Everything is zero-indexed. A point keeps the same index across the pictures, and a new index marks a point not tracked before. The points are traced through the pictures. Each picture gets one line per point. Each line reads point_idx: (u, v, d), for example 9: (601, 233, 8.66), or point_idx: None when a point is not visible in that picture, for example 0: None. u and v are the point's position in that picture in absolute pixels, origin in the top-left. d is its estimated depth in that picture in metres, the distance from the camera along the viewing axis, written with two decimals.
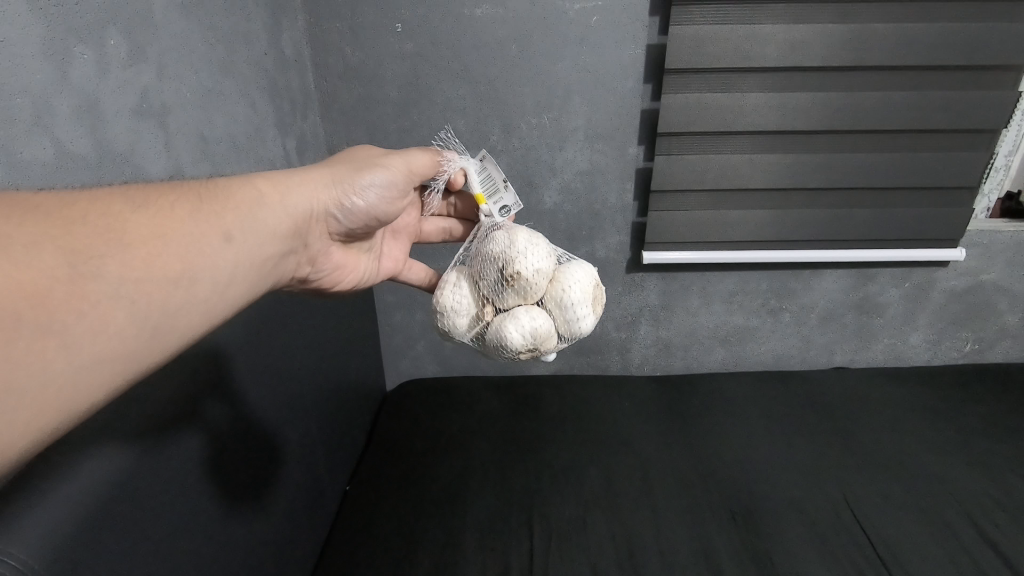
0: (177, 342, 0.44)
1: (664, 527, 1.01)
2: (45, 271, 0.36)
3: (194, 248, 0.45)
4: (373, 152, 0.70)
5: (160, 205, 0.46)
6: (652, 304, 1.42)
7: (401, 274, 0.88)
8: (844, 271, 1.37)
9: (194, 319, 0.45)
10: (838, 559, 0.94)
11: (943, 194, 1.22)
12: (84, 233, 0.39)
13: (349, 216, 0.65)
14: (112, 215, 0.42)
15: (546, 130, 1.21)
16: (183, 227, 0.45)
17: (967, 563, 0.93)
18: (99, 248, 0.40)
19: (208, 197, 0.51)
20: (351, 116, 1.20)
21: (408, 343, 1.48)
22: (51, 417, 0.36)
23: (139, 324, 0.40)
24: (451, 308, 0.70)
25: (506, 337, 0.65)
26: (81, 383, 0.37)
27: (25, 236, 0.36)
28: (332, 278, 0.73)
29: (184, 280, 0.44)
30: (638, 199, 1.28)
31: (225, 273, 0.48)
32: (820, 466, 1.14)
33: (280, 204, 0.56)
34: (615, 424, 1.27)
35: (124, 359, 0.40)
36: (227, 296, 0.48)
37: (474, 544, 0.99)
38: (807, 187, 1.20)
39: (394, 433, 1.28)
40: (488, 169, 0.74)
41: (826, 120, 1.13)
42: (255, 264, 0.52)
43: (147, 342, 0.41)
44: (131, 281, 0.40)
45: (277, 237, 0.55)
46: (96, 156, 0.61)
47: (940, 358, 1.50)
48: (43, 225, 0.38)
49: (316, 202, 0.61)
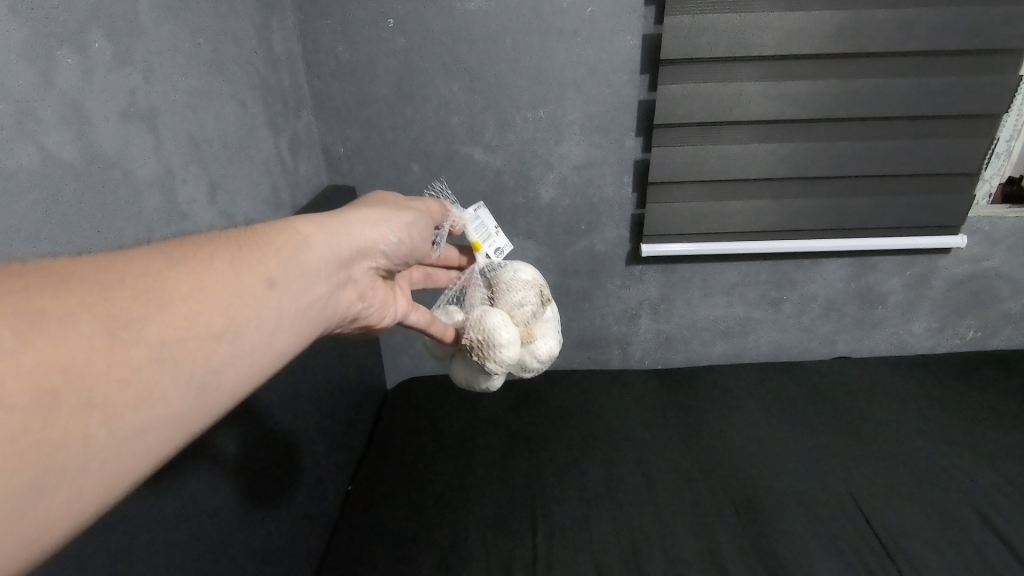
0: (223, 398, 0.42)
1: (669, 522, 1.00)
2: (84, 343, 0.33)
3: (236, 301, 0.43)
4: (400, 195, 0.68)
5: (201, 256, 0.43)
6: (653, 297, 1.41)
7: (407, 319, 0.71)
8: (846, 260, 1.36)
9: (238, 373, 0.43)
10: (844, 551, 0.94)
11: (945, 180, 1.21)
12: (120, 296, 0.37)
13: (395, 252, 0.62)
14: (152, 273, 0.39)
15: (542, 124, 1.20)
16: (225, 279, 0.43)
17: (971, 552, 0.93)
18: (140, 309, 0.37)
19: (249, 241, 0.47)
20: (345, 114, 1.19)
21: (408, 342, 1.48)
22: (91, 495, 0.34)
23: (181, 386, 0.38)
24: (511, 340, 0.74)
25: (553, 349, 0.81)
26: (121, 457, 0.35)
27: (61, 306, 0.34)
28: (378, 314, 0.65)
29: (227, 335, 0.42)
30: (637, 192, 1.27)
31: (269, 324, 0.45)
32: (825, 458, 1.13)
33: (323, 242, 0.53)
34: (618, 419, 1.27)
35: (169, 424, 0.38)
36: (273, 345, 0.46)
37: (479, 543, 0.98)
38: (808, 177, 1.19)
39: (397, 432, 1.27)
40: (481, 217, 0.81)
41: (826, 108, 1.11)
42: (300, 308, 0.49)
43: (193, 404, 0.39)
44: (173, 344, 0.38)
45: (322, 277, 0.52)
46: (85, 161, 0.60)
47: (942, 346, 1.49)
48: (81, 293, 0.35)
49: (364, 241, 0.58)
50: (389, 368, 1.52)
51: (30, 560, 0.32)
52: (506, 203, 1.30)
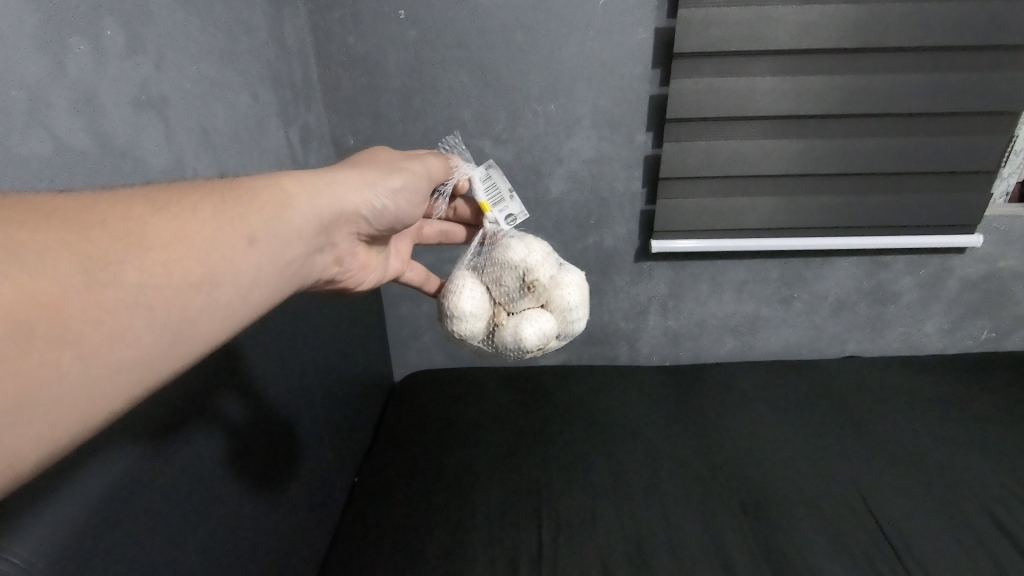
0: (200, 347, 0.43)
1: (675, 519, 1.00)
2: (59, 278, 0.34)
3: (216, 253, 0.43)
4: (393, 155, 0.67)
5: (182, 205, 0.43)
6: (661, 293, 1.40)
7: (400, 275, 0.81)
8: (858, 259, 1.34)
9: (216, 322, 0.43)
10: (853, 552, 0.93)
11: (961, 179, 1.19)
12: (99, 239, 0.37)
13: (378, 217, 0.62)
14: (132, 217, 0.39)
15: (553, 118, 1.19)
16: (206, 229, 0.43)
17: (982, 555, 0.91)
18: (118, 251, 0.37)
19: (234, 195, 0.48)
20: (356, 106, 1.19)
21: (415, 335, 1.48)
22: (64, 424, 0.35)
23: (155, 331, 0.39)
24: (464, 312, 0.72)
25: (524, 339, 0.70)
26: (92, 396, 0.36)
27: (40, 243, 0.35)
28: (357, 278, 0.71)
29: (205, 286, 0.42)
30: (647, 188, 1.26)
31: (249, 278, 0.46)
32: (834, 457, 1.12)
33: (307, 203, 0.53)
34: (625, 415, 1.26)
35: (143, 364, 0.39)
36: (250, 299, 0.46)
37: (484, 538, 0.98)
38: (821, 174, 1.18)
39: (403, 426, 1.27)
40: (492, 178, 0.78)
41: (841, 103, 1.10)
42: (280, 266, 0.50)
43: (166, 349, 0.40)
44: (149, 289, 0.38)
45: (304, 238, 0.52)
46: (97, 149, 0.60)
47: (955, 346, 1.47)
48: (61, 232, 0.36)
49: (346, 204, 0.58)
50: (396, 361, 1.53)
51: (1, 485, 0.33)
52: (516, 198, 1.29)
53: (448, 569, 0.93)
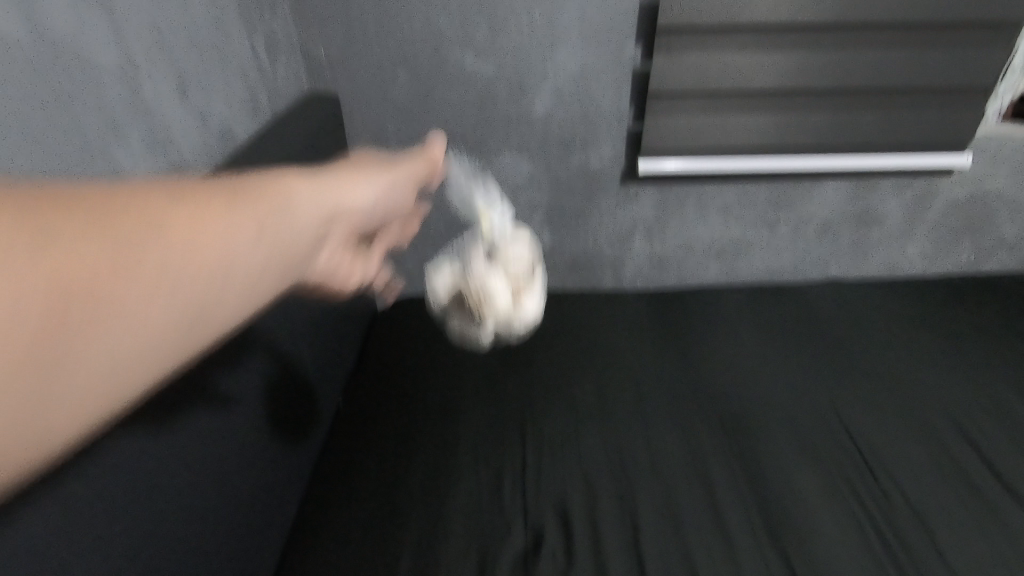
0: (202, 341, 0.37)
1: (657, 435, 1.03)
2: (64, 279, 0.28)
3: (227, 251, 0.37)
4: (380, 155, 0.63)
5: (195, 198, 0.37)
6: (648, 217, 1.38)
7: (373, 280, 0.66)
8: (845, 180, 1.33)
9: (217, 324, 0.38)
10: (830, 466, 0.96)
11: (958, 94, 1.15)
12: (101, 231, 0.31)
13: (372, 216, 0.57)
14: (131, 207, 0.33)
15: (538, 28, 1.12)
16: (220, 227, 0.37)
17: (951, 466, 0.95)
18: (138, 237, 0.32)
19: (241, 185, 0.41)
20: (328, 14, 1.11)
21: (397, 261, 1.45)
22: (44, 429, 0.29)
23: (156, 335, 0.33)
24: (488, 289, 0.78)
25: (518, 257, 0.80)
26: (73, 400, 0.30)
27: (31, 239, 0.28)
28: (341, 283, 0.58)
29: (211, 287, 0.36)
30: (635, 104, 1.21)
31: (258, 271, 0.40)
32: (812, 377, 1.15)
33: (314, 200, 0.47)
34: (609, 338, 1.27)
35: (138, 368, 0.33)
36: (256, 296, 0.41)
37: (470, 456, 0.99)
38: (815, 89, 1.14)
39: (387, 351, 1.27)
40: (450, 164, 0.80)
41: (839, 11, 1.05)
42: (287, 260, 0.44)
43: (164, 348, 0.34)
44: (150, 282, 0.32)
45: (310, 236, 0.46)
46: (35, 43, 0.56)
47: (935, 269, 1.49)
48: (54, 219, 0.29)
49: (347, 203, 0.52)
50: None
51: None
52: (499, 116, 1.24)
53: (435, 487, 0.94)
